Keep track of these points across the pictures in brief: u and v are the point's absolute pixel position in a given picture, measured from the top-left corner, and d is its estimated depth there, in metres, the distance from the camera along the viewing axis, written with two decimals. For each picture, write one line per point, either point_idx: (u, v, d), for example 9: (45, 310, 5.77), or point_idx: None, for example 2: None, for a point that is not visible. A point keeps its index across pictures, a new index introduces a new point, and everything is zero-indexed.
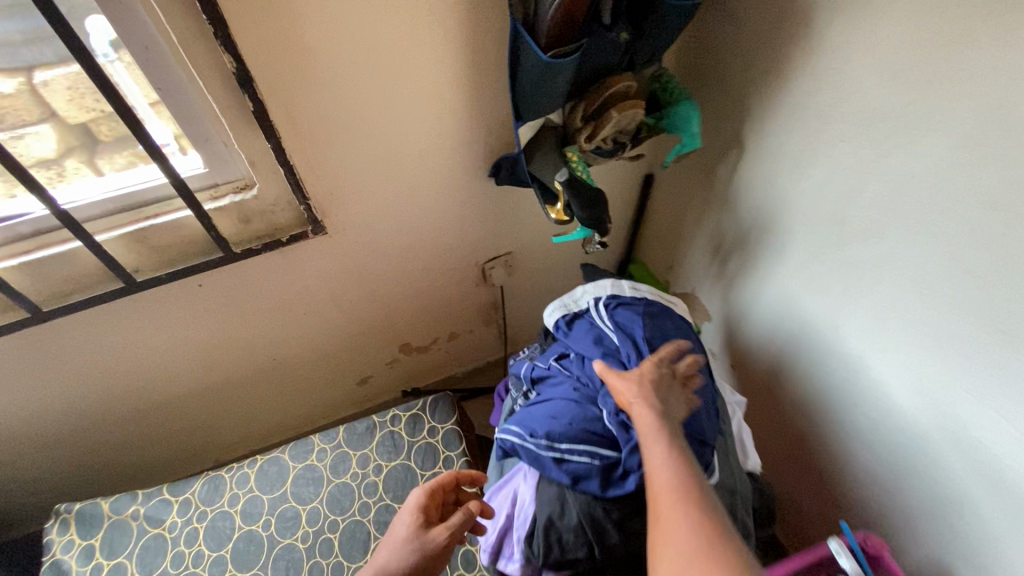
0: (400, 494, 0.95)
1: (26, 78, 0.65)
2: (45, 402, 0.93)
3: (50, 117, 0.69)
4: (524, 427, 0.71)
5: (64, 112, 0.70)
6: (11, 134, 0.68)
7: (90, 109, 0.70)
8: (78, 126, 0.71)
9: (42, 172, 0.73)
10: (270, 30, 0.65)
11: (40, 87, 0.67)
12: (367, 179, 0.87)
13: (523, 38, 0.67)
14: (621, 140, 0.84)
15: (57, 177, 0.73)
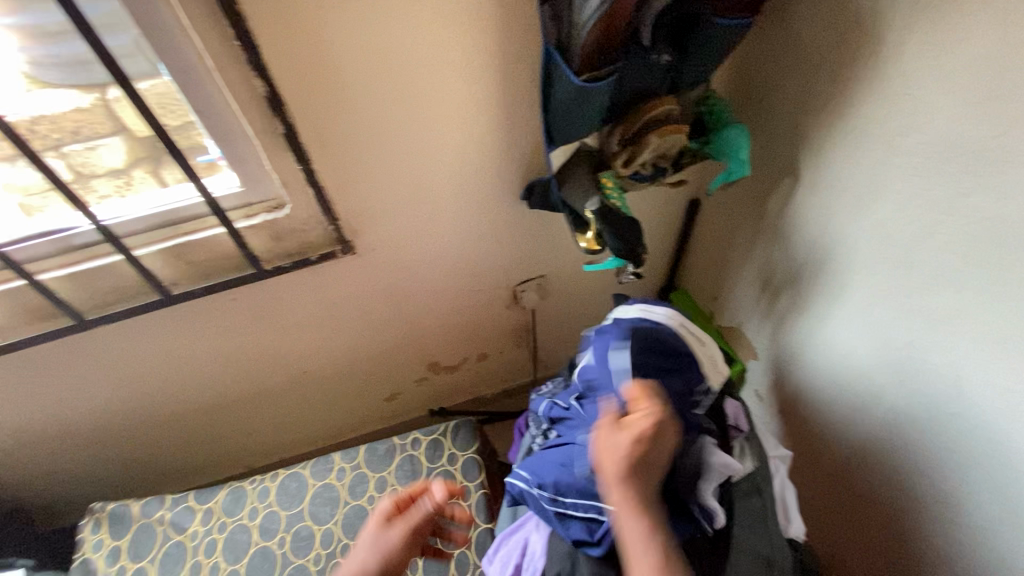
0: None
1: (100, 94, 0.68)
2: (91, 401, 0.98)
3: (121, 131, 0.72)
4: (532, 474, 0.67)
5: (133, 127, 0.72)
6: (85, 145, 0.72)
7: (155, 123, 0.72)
8: (146, 140, 0.74)
9: (112, 180, 0.76)
10: (301, 53, 0.65)
11: (112, 102, 0.69)
12: (396, 200, 0.86)
13: (555, 61, 0.64)
14: (661, 165, 0.78)
15: (125, 186, 0.77)
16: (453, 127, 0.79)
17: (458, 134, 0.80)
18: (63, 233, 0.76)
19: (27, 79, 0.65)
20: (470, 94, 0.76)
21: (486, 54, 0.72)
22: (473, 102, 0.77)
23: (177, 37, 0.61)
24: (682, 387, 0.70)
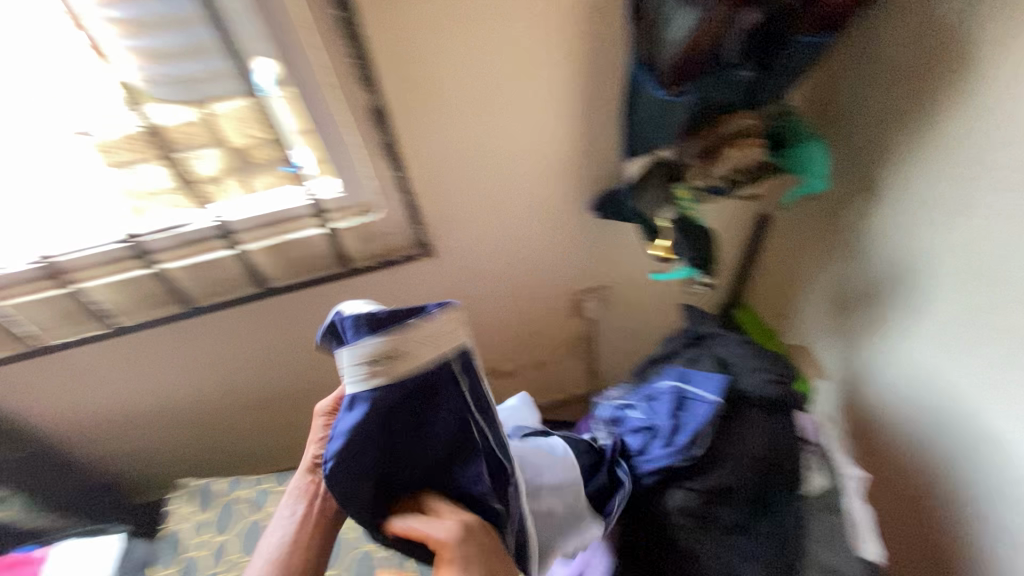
0: None
1: (205, 108, 0.75)
2: (189, 383, 1.08)
3: (220, 142, 0.79)
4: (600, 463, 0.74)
5: (232, 138, 0.79)
6: (189, 154, 0.79)
7: (254, 136, 0.79)
8: (240, 151, 0.80)
9: (214, 184, 0.83)
10: (408, 69, 0.72)
11: (216, 116, 0.76)
12: (475, 207, 0.91)
13: (642, 79, 0.69)
14: (736, 179, 0.79)
15: (216, 192, 0.84)
16: (532, 138, 0.84)
17: (536, 145, 0.85)
18: (184, 228, 0.85)
19: (142, 93, 0.72)
20: (550, 108, 0.81)
21: (569, 70, 0.77)
22: (552, 115, 0.82)
23: (304, 54, 0.69)
24: (456, 430, 0.57)
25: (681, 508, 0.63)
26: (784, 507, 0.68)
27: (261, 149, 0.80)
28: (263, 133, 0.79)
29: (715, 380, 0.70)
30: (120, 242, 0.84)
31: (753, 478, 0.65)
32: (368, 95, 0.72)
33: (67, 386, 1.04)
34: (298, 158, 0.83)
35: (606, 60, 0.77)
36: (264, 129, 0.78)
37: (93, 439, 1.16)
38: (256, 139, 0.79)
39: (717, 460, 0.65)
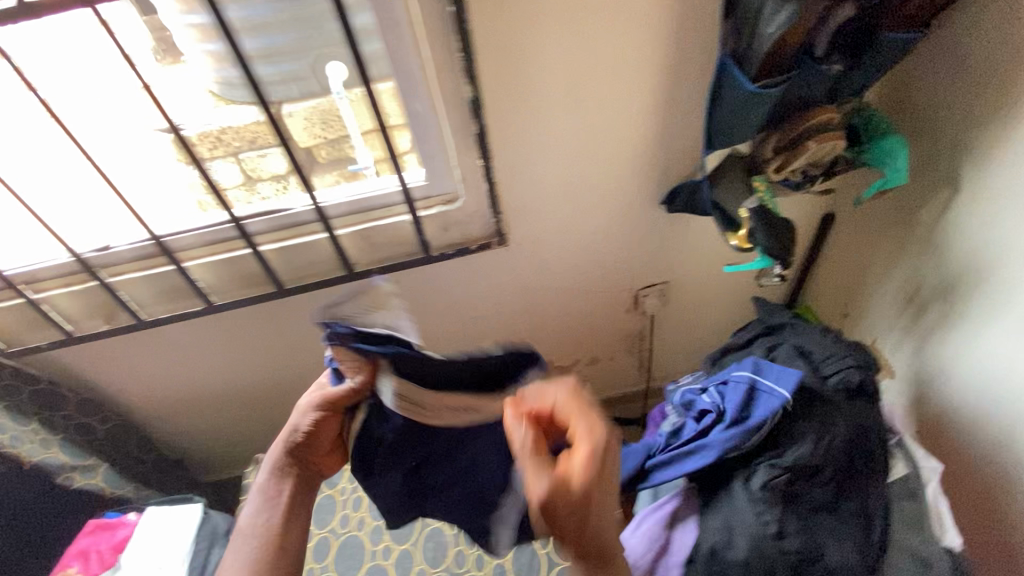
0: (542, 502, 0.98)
1: (278, 108, 0.86)
2: (267, 360, 1.14)
3: (287, 140, 0.90)
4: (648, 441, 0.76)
5: (300, 137, 0.90)
6: (257, 153, 0.91)
7: (319, 135, 0.90)
8: (306, 149, 0.91)
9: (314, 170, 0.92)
10: (506, 63, 0.77)
11: (286, 115, 0.87)
12: (551, 198, 0.95)
13: (730, 70, 0.72)
14: (811, 173, 0.83)
15: (282, 189, 0.93)
16: (613, 133, 0.88)
17: (615, 140, 0.89)
18: (283, 212, 0.90)
19: (216, 98, 0.85)
20: (632, 104, 0.85)
21: (653, 68, 0.81)
22: (633, 110, 0.86)
23: (412, 48, 0.75)
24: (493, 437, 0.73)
25: (766, 485, 0.63)
26: (874, 493, 0.66)
27: (324, 149, 0.91)
28: (328, 134, 0.90)
29: (790, 373, 0.68)
30: (225, 223, 0.90)
31: (838, 459, 0.65)
32: (468, 87, 0.77)
33: (156, 362, 1.10)
34: (360, 158, 0.93)
35: (690, 57, 0.81)
36: (331, 129, 0.90)
37: (170, 416, 1.23)
38: (324, 138, 0.91)
39: (798, 438, 0.65)
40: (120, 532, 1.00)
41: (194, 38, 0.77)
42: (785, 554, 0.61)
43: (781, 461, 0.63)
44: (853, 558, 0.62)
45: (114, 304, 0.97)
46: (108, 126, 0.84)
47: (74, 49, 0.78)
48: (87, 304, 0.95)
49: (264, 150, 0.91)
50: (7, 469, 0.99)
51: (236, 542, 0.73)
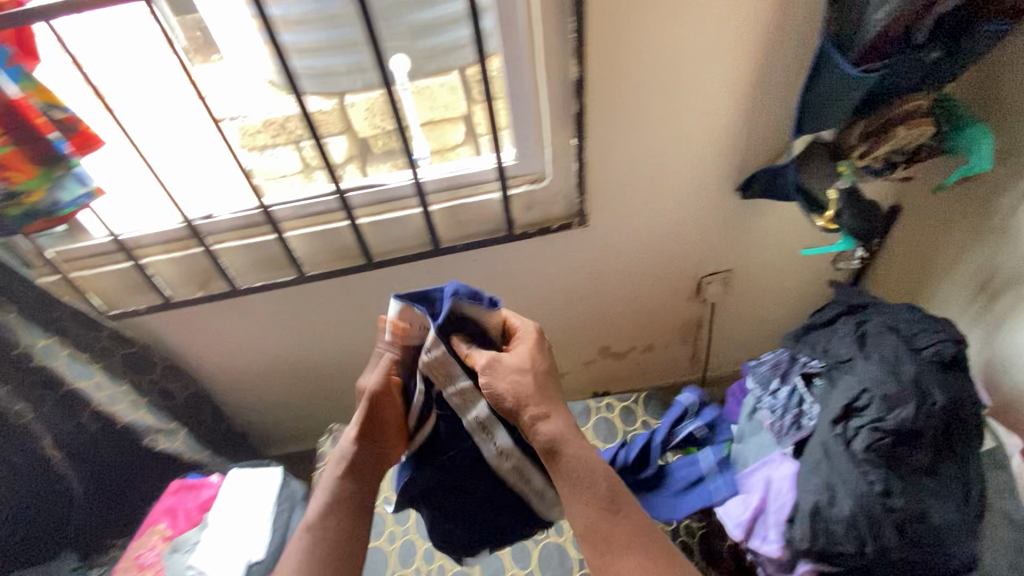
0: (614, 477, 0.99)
1: (340, 99, 0.92)
2: (342, 330, 1.18)
3: (346, 130, 0.97)
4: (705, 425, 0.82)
5: (360, 129, 0.97)
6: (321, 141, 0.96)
7: (378, 126, 0.97)
8: (362, 139, 0.98)
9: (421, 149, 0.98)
10: (610, 46, 0.81)
11: (348, 106, 0.94)
12: (632, 181, 0.99)
13: (830, 55, 0.77)
14: (893, 160, 0.85)
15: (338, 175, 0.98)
16: (699, 117, 0.92)
17: (700, 124, 0.93)
18: (381, 186, 0.95)
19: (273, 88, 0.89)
20: (720, 89, 0.88)
21: (745, 53, 0.85)
22: (721, 95, 0.89)
23: (525, 29, 0.79)
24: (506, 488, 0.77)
25: (870, 446, 0.66)
26: (970, 460, 0.69)
27: (381, 139, 0.98)
28: (386, 124, 0.97)
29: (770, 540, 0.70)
30: (330, 195, 0.94)
31: (937, 425, 0.68)
32: (575, 67, 0.81)
33: (235, 332, 1.14)
34: (417, 150, 0.98)
35: (784, 44, 0.84)
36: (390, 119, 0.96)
37: (241, 386, 1.26)
38: (382, 129, 0.97)
39: (901, 404, 0.67)
40: (204, 492, 1.04)
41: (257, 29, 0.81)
42: (891, 511, 0.64)
43: (886, 424, 0.66)
44: (954, 517, 0.65)
45: (209, 271, 1.01)
46: (217, 98, 0.89)
47: (191, 27, 0.82)
48: (185, 270, 1.00)
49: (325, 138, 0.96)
50: (98, 428, 1.03)
51: (304, 540, 0.66)
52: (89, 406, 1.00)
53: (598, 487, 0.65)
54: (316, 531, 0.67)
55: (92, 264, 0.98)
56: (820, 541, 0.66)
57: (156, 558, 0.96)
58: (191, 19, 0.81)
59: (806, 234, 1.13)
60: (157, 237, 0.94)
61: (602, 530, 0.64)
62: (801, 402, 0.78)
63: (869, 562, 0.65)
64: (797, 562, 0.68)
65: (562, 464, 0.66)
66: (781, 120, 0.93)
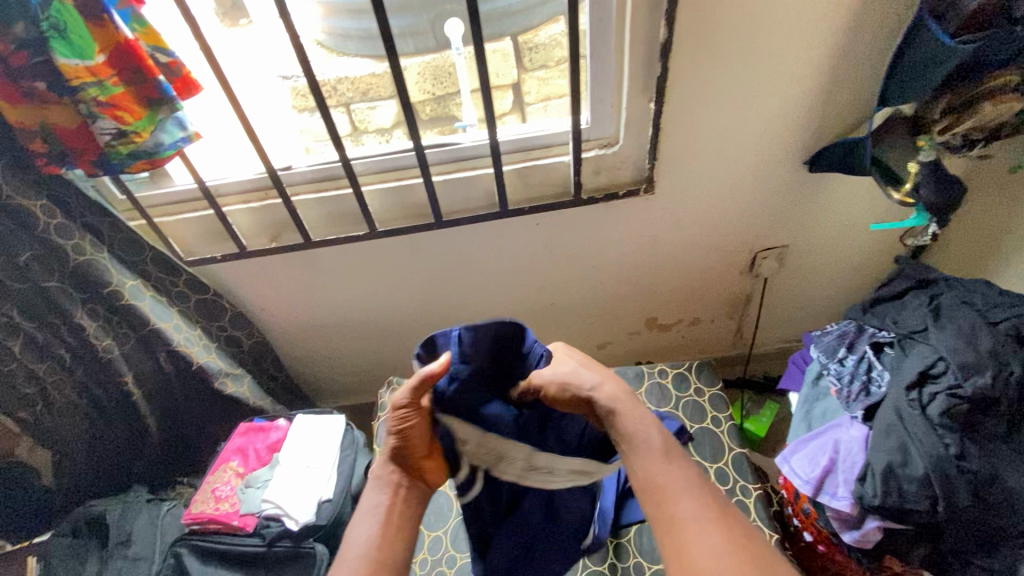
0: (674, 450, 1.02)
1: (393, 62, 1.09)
2: (399, 289, 1.22)
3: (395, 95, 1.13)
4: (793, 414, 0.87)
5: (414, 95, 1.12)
6: (368, 105, 1.14)
7: (427, 92, 1.12)
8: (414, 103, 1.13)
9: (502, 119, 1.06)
10: (701, 12, 0.81)
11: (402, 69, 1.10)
12: (702, 151, 1.00)
13: (925, 24, 0.75)
14: (973, 138, 0.83)
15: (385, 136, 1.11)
16: (778, 84, 0.91)
17: (779, 91, 0.92)
18: (457, 147, 1.00)
19: (329, 50, 1.09)
20: (803, 56, 0.88)
21: (835, 19, 0.84)
22: (804, 63, 0.89)
23: None
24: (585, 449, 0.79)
25: (946, 411, 0.69)
26: None
27: (430, 105, 1.13)
28: (435, 90, 1.12)
29: (843, 497, 0.73)
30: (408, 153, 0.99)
31: (1014, 395, 0.69)
32: (663, 33, 0.81)
33: (299, 285, 1.18)
34: (466, 117, 1.08)
35: (874, 16, 0.84)
36: (438, 85, 1.12)
37: (299, 339, 1.31)
38: (430, 95, 1.13)
39: (977, 372, 0.69)
40: (273, 434, 1.09)
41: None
42: (964, 473, 0.66)
43: (963, 391, 0.68)
44: None
45: (282, 223, 1.06)
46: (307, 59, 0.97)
47: None
48: (260, 220, 1.04)
49: (374, 103, 1.14)
50: (173, 369, 1.07)
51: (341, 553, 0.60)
52: (167, 346, 1.03)
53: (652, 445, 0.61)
54: (358, 566, 0.58)
55: (174, 211, 1.02)
56: (892, 499, 0.68)
57: (232, 492, 1.02)
58: None
59: (869, 212, 1.12)
60: (236, 185, 0.99)
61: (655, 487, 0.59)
62: (870, 369, 0.81)
63: (938, 521, 0.68)
64: (867, 518, 0.72)
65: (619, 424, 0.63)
66: (862, 91, 0.93)
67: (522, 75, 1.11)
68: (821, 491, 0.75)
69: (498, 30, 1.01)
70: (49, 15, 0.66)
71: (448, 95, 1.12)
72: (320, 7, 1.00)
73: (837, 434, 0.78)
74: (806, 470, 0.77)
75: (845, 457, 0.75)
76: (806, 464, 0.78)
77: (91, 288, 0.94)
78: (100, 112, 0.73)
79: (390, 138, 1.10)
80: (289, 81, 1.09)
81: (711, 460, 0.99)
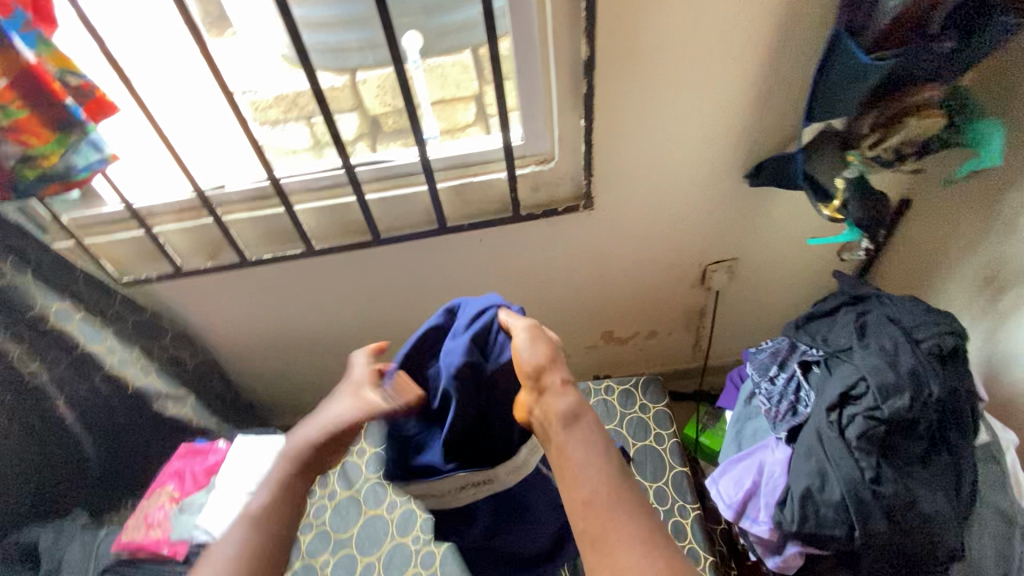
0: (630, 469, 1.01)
1: (350, 75, 1.02)
2: (346, 305, 1.21)
3: (357, 108, 1.06)
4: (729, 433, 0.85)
5: (371, 106, 1.05)
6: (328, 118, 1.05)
7: (388, 104, 1.05)
8: (372, 117, 1.07)
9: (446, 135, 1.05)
10: (621, 30, 0.81)
11: (358, 82, 1.03)
12: (637, 166, 0.99)
13: (844, 41, 0.73)
14: (904, 152, 0.82)
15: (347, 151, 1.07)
16: (708, 101, 0.91)
17: (708, 107, 0.92)
18: (392, 165, 1.00)
19: (287, 62, 0.99)
20: (731, 72, 0.87)
21: (761, 34, 0.83)
22: (732, 80, 0.88)
23: (532, 8, 0.79)
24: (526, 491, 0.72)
25: (863, 435, 0.67)
26: (965, 451, 0.69)
27: (392, 117, 1.06)
28: (395, 102, 1.05)
29: (763, 523, 0.71)
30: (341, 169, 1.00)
31: (934, 416, 0.68)
32: (583, 51, 0.80)
33: (243, 303, 1.17)
34: (428, 128, 1.03)
35: (798, 33, 0.83)
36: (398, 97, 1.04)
37: (252, 355, 1.30)
38: (392, 107, 1.06)
39: (897, 393, 0.68)
40: (212, 456, 1.07)
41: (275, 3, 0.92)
42: (880, 499, 0.65)
43: (880, 413, 0.67)
44: (946, 509, 0.65)
45: (219, 241, 1.05)
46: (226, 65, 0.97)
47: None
48: (196, 238, 1.04)
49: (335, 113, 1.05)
50: (110, 391, 1.06)
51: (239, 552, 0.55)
52: (100, 369, 1.03)
53: (600, 486, 0.53)
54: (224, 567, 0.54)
55: (108, 231, 1.02)
56: (808, 524, 0.67)
57: (165, 517, 0.99)
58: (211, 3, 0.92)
59: (815, 223, 1.11)
60: (168, 206, 0.99)
61: (597, 529, 0.52)
62: (798, 389, 0.80)
63: (856, 548, 0.67)
64: (787, 542, 0.70)
65: (568, 440, 0.57)
66: (792, 106, 0.92)
67: (484, 87, 1.03)
68: (742, 513, 0.74)
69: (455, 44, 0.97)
70: None
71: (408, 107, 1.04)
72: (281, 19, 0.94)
73: (763, 453, 0.77)
74: (729, 491, 0.76)
75: (765, 477, 0.74)
76: (731, 484, 0.76)
77: (16, 311, 0.92)
78: (3, 137, 0.72)
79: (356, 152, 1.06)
80: (247, 93, 1.01)
81: (651, 480, 0.98)
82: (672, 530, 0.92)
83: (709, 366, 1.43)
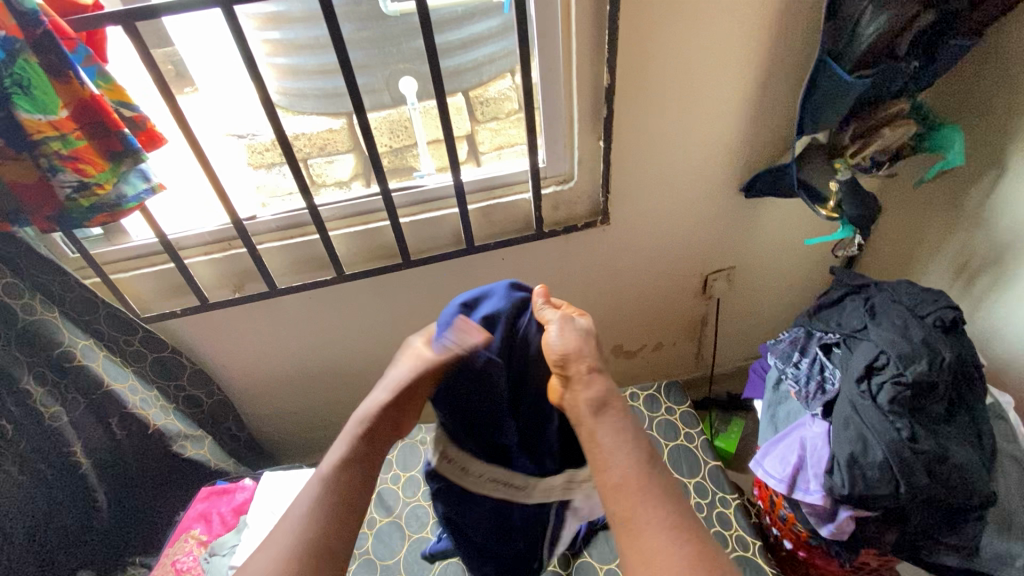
0: (682, 468, 1.04)
1: (346, 119, 1.09)
2: (368, 335, 1.21)
3: (353, 149, 1.13)
4: (765, 420, 0.92)
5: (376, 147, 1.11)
6: (326, 159, 1.12)
7: (384, 145, 1.11)
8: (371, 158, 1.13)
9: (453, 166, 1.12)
10: (636, 60, 0.91)
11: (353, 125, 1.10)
12: (647, 184, 1.08)
13: (828, 65, 0.85)
14: (881, 158, 0.94)
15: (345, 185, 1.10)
16: (710, 122, 1.02)
17: (709, 127, 1.03)
18: (420, 190, 1.05)
19: (283, 110, 1.03)
20: (728, 96, 0.99)
21: (753, 62, 0.95)
22: (731, 100, 1.00)
23: (558, 44, 0.89)
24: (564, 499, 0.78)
25: (893, 399, 0.74)
26: (978, 409, 0.78)
27: (387, 157, 1.12)
28: (392, 143, 1.11)
29: (815, 493, 0.77)
30: (372, 196, 1.04)
31: (949, 378, 0.76)
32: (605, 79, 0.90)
33: (264, 336, 1.15)
34: (424, 167, 1.10)
35: (783, 61, 0.96)
36: (395, 138, 1.10)
37: (265, 393, 1.26)
38: (388, 148, 1.11)
39: (914, 359, 0.76)
40: (239, 495, 1.04)
41: (264, 52, 0.93)
42: (917, 454, 0.72)
43: (905, 378, 0.75)
44: (973, 458, 0.73)
45: (247, 273, 1.06)
46: (204, 126, 1.03)
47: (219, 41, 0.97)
48: (222, 271, 1.04)
49: (332, 157, 1.12)
50: (126, 435, 1.01)
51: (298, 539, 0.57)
52: (121, 410, 0.98)
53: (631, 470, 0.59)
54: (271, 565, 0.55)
55: (131, 267, 1.01)
56: (858, 488, 0.73)
57: (194, 562, 0.95)
58: (163, 53, 0.96)
59: (803, 229, 1.23)
60: (199, 238, 1.00)
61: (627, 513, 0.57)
62: (822, 369, 0.87)
63: (904, 505, 0.72)
64: (838, 509, 0.76)
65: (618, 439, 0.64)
66: (780, 123, 1.04)
67: (474, 127, 1.13)
68: (792, 488, 0.80)
69: (453, 87, 1.01)
70: (13, 72, 0.66)
71: (405, 147, 1.11)
72: (271, 68, 0.96)
73: (803, 431, 0.83)
74: (776, 469, 0.82)
75: (808, 451, 0.80)
76: (776, 462, 0.83)
77: (40, 350, 0.88)
78: (61, 165, 0.73)
79: (350, 189, 1.09)
80: (244, 139, 1.07)
81: (689, 475, 1.02)
82: (718, 521, 0.96)
83: (712, 374, 1.50)
